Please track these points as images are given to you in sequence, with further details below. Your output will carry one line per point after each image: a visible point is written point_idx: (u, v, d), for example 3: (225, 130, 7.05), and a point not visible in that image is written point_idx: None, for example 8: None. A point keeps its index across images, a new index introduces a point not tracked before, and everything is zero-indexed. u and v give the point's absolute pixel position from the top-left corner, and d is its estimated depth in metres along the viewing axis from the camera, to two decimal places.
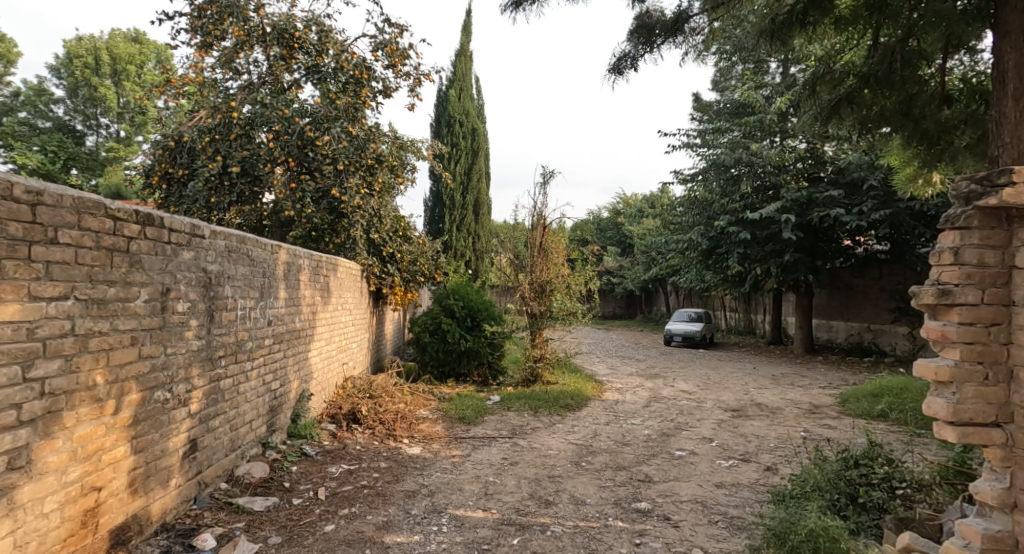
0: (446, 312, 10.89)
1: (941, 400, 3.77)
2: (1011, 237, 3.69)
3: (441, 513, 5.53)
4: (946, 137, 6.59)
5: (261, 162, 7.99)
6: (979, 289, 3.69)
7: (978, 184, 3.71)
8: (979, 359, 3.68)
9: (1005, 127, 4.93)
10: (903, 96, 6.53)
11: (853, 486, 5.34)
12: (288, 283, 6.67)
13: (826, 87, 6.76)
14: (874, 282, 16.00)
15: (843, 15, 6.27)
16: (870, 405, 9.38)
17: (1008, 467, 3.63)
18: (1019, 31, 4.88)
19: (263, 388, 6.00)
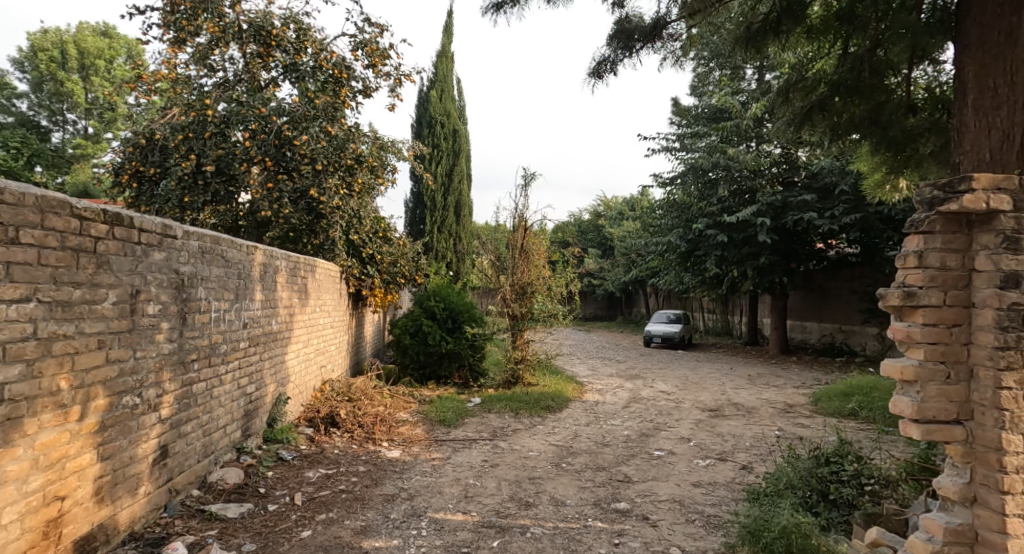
0: (427, 313, 10.79)
1: (905, 398, 3.80)
2: (971, 241, 3.72)
3: (420, 517, 5.46)
4: (912, 144, 6.54)
5: (237, 162, 7.83)
6: (942, 291, 3.72)
7: (940, 190, 3.74)
8: (942, 358, 3.71)
9: (966, 135, 4.61)
10: (872, 103, 6.59)
11: (823, 482, 5.39)
12: (265, 284, 6.53)
13: (799, 94, 6.85)
14: (845, 284, 16.17)
15: (815, 25, 6.34)
16: (842, 404, 9.46)
17: (968, 463, 3.68)
18: (978, 44, 4.54)
19: (238, 392, 5.86)
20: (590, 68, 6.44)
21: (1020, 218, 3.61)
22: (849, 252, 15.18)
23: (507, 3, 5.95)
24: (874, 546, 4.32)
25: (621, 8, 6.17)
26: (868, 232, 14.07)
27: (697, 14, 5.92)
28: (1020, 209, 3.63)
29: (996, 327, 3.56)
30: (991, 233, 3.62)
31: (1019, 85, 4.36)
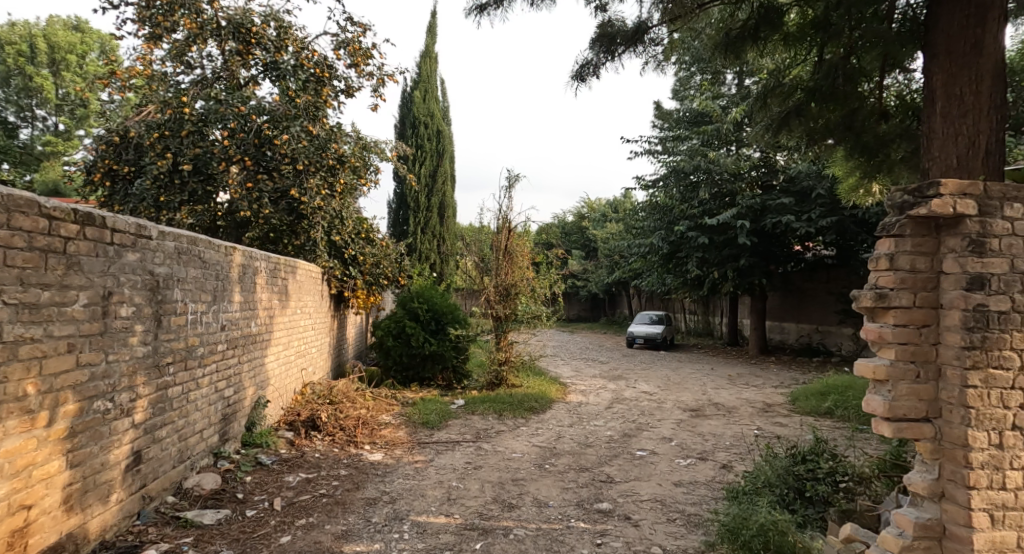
0: (410, 315, 10.69)
1: (877, 397, 3.87)
2: (940, 244, 3.79)
3: (402, 520, 5.38)
4: (884, 150, 6.59)
5: (215, 161, 7.68)
6: (911, 292, 3.80)
7: (909, 195, 3.82)
8: (912, 358, 3.79)
9: (934, 142, 4.73)
10: (846, 109, 6.64)
11: (800, 480, 5.40)
12: (243, 286, 6.42)
13: (776, 99, 6.91)
14: (822, 285, 16.31)
15: (790, 33, 6.42)
16: (819, 403, 9.52)
17: (937, 459, 3.75)
18: (946, 54, 4.65)
19: (215, 396, 5.75)
20: (573, 71, 6.42)
21: (986, 222, 3.66)
22: (826, 255, 15.35)
23: (491, 4, 5.90)
24: (848, 541, 4.35)
25: (604, 12, 6.15)
26: (842, 236, 14.20)
27: (677, 20, 5.99)
28: (987, 214, 3.67)
29: (963, 327, 3.63)
30: (958, 237, 3.69)
31: (984, 94, 4.53)
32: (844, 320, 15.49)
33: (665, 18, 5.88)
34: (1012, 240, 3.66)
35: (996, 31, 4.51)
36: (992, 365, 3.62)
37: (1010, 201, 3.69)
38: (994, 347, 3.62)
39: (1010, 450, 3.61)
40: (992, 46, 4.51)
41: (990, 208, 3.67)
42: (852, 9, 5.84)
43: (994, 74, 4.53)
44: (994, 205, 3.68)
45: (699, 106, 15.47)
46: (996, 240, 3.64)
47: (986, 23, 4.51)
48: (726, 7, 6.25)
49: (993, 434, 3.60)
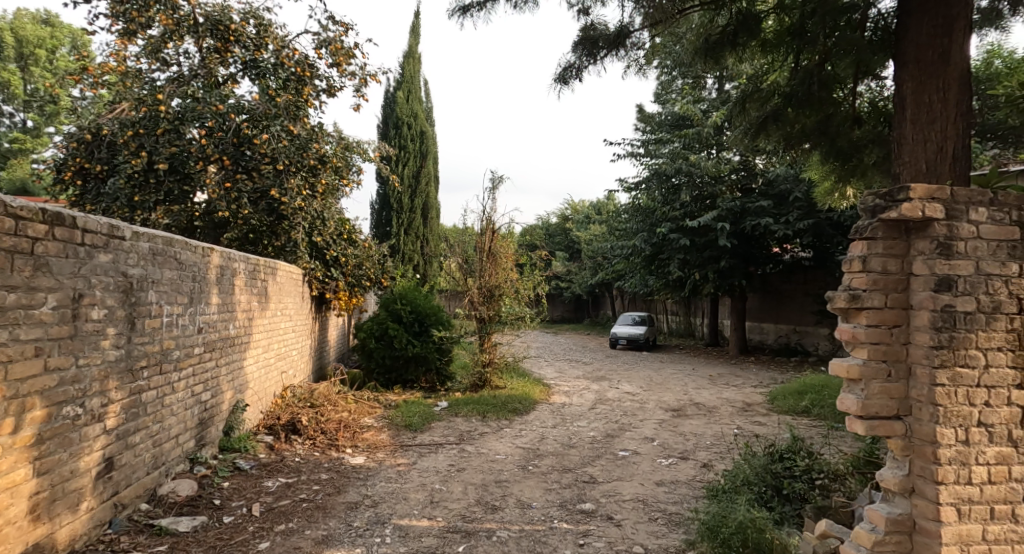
0: (393, 317, 10.58)
1: (850, 396, 3.89)
2: (909, 247, 3.85)
3: (384, 524, 5.31)
4: (857, 154, 6.73)
5: (192, 160, 7.51)
6: (883, 293, 3.84)
7: (880, 199, 3.88)
8: (884, 358, 3.83)
9: (905, 147, 4.98)
10: (821, 115, 6.69)
11: (777, 477, 5.44)
12: (221, 288, 6.30)
13: (754, 104, 6.96)
14: (799, 287, 16.44)
15: (768, 39, 6.46)
16: (795, 402, 9.56)
17: (907, 456, 3.80)
18: (915, 62, 4.92)
19: (192, 400, 5.63)
20: (555, 74, 6.40)
21: (953, 225, 3.73)
22: (803, 257, 15.50)
23: (474, 5, 5.85)
24: (823, 537, 4.42)
25: (587, 16, 6.13)
26: (819, 238, 14.35)
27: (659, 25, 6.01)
28: (954, 218, 3.74)
29: (932, 328, 3.68)
30: (927, 240, 3.75)
31: (951, 101, 4.80)
32: (821, 320, 15.63)
33: (646, 23, 5.88)
34: (978, 244, 3.74)
35: (962, 40, 4.79)
36: (959, 363, 3.68)
37: (975, 205, 3.77)
38: (961, 346, 3.68)
39: (976, 446, 3.67)
40: (957, 56, 4.78)
41: (956, 212, 3.75)
42: (828, 17, 5.79)
43: (960, 82, 4.81)
44: (960, 209, 3.75)
45: (680, 110, 15.55)
46: (962, 243, 3.72)
47: (953, 33, 4.77)
48: (706, 12, 6.24)
49: (960, 431, 3.66)
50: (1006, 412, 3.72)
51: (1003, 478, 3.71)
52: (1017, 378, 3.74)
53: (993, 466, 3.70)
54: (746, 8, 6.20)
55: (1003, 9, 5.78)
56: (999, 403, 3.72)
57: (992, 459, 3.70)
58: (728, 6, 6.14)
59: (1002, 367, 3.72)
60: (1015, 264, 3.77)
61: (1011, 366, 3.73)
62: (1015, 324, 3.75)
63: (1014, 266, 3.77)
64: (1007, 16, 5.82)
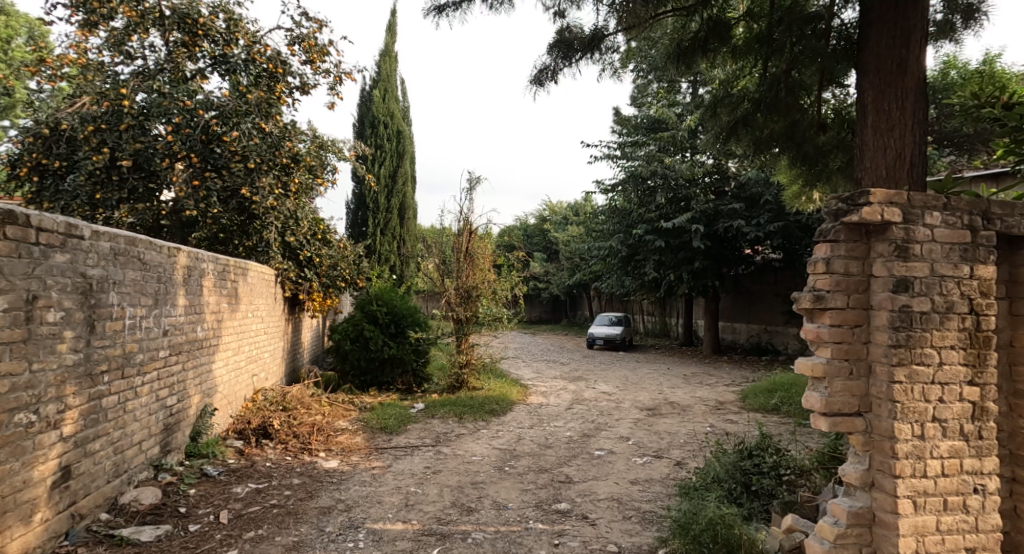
0: (369, 318, 10.42)
1: (814, 394, 3.89)
2: (869, 249, 3.85)
3: (358, 528, 5.19)
4: (823, 159, 6.80)
5: (158, 157, 7.37)
6: (845, 293, 3.84)
7: (842, 202, 3.85)
8: (845, 357, 3.83)
9: (866, 153, 5.02)
10: (788, 121, 6.70)
11: (746, 473, 5.39)
12: (189, 288, 6.11)
13: (725, 109, 6.95)
14: (770, 287, 16.59)
15: (737, 46, 6.49)
16: (766, 399, 9.62)
17: (866, 451, 3.81)
18: (876, 71, 4.93)
19: (156, 405, 5.46)
20: (530, 76, 6.33)
21: (910, 229, 3.74)
22: (773, 258, 15.65)
23: (450, 5, 5.76)
24: (789, 532, 4.52)
25: (562, 19, 6.09)
26: (788, 240, 14.54)
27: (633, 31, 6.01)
28: (911, 222, 3.75)
29: (890, 327, 3.69)
30: (886, 242, 3.75)
31: (909, 110, 4.84)
32: (790, 320, 15.79)
33: (621, 26, 5.82)
34: (933, 247, 3.75)
35: (920, 51, 4.80)
36: (915, 361, 3.70)
37: (930, 209, 3.78)
38: (918, 344, 3.69)
39: (931, 440, 3.68)
40: (915, 66, 4.81)
41: (913, 216, 3.76)
42: (794, 26, 5.98)
43: (917, 92, 4.84)
44: (916, 213, 3.76)
45: (656, 113, 15.63)
46: (919, 247, 3.74)
47: (910, 44, 4.79)
48: (678, 19, 6.28)
49: (916, 426, 3.67)
50: (959, 408, 3.73)
51: (956, 470, 3.72)
52: (969, 375, 3.75)
53: (947, 460, 3.70)
54: (716, 14, 6.20)
55: (956, 22, 5.88)
56: (952, 398, 3.72)
57: (946, 453, 3.70)
58: (700, 13, 6.06)
59: (955, 364, 3.74)
60: (967, 266, 3.79)
61: (963, 363, 3.75)
62: (967, 323, 3.76)
63: (966, 268, 3.79)
64: (960, 29, 5.92)
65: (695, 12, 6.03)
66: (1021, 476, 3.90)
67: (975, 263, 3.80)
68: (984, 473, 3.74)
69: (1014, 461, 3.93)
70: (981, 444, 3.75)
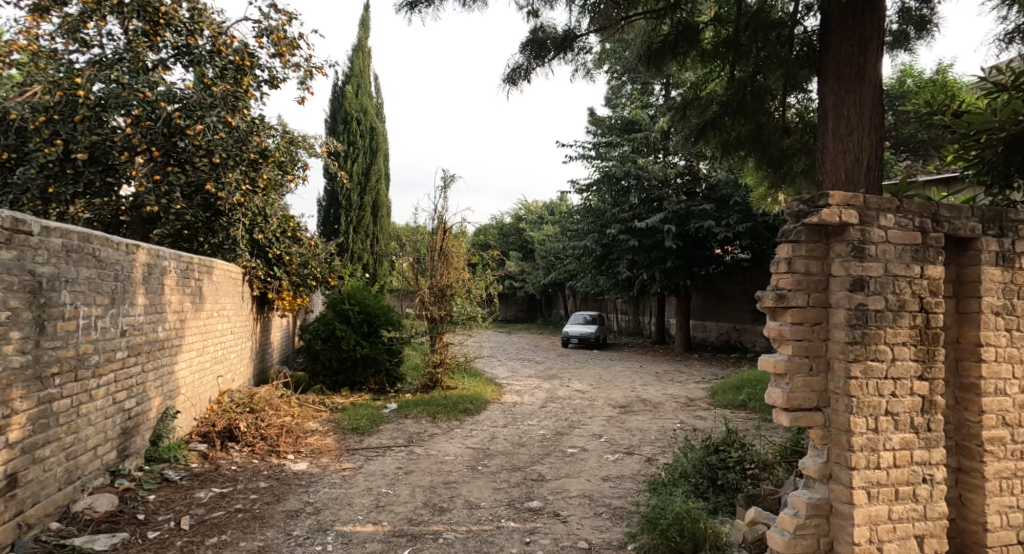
0: (340, 317, 10.23)
1: (776, 390, 3.84)
2: (829, 250, 3.83)
3: (326, 531, 5.05)
4: (787, 162, 6.82)
5: (116, 149, 7.09)
6: (806, 293, 3.82)
7: (802, 204, 3.83)
8: (806, 353, 3.80)
9: (827, 155, 5.02)
10: (754, 124, 6.71)
11: (712, 468, 5.39)
12: (149, 288, 5.90)
13: (694, 112, 6.92)
14: (739, 286, 16.72)
15: (706, 50, 6.47)
16: (735, 396, 9.65)
17: (825, 444, 3.79)
18: (836, 77, 4.95)
19: (113, 408, 5.25)
20: (503, 75, 6.23)
21: (866, 230, 3.73)
22: (742, 258, 15.78)
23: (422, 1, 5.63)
24: (752, 524, 4.50)
25: (536, 18, 6.01)
26: (757, 240, 14.69)
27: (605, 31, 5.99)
28: (867, 223, 3.75)
29: (847, 325, 3.68)
30: (843, 244, 3.74)
31: (866, 116, 4.85)
32: (758, 318, 15.96)
33: (595, 26, 5.79)
34: (887, 248, 3.75)
35: (876, 59, 4.83)
36: (870, 357, 3.69)
37: (885, 212, 3.77)
38: (873, 341, 3.69)
39: (884, 433, 3.68)
40: (872, 74, 4.84)
41: (869, 218, 3.75)
42: (760, 31, 5.98)
43: (874, 99, 4.85)
44: (872, 215, 3.76)
45: (629, 114, 15.68)
46: (874, 247, 3.73)
47: (868, 53, 4.82)
48: (648, 22, 6.20)
49: (870, 420, 3.67)
50: (910, 401, 3.74)
51: (907, 461, 3.72)
52: (920, 370, 3.76)
53: (898, 451, 3.70)
54: (686, 18, 6.19)
55: (910, 33, 5.94)
56: (903, 393, 3.73)
57: (897, 445, 3.70)
58: (669, 16, 6.06)
59: (906, 360, 3.74)
60: (918, 266, 3.79)
61: (914, 359, 3.75)
62: (917, 320, 3.77)
63: (917, 268, 3.79)
64: (913, 39, 5.97)
65: (666, 15, 6.04)
66: (967, 466, 3.93)
67: (926, 263, 3.81)
68: (933, 463, 3.75)
69: (961, 451, 3.96)
70: (930, 436, 3.76)
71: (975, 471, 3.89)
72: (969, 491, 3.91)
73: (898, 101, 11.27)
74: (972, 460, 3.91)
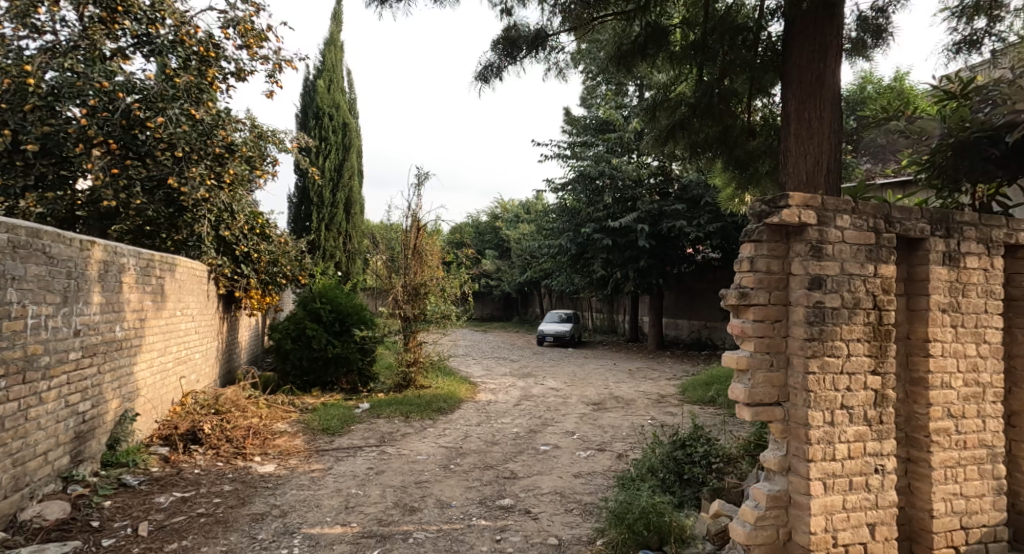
0: (311, 316, 10.01)
1: (738, 385, 3.81)
2: (789, 249, 3.81)
3: (293, 534, 4.92)
4: (753, 163, 6.80)
5: (70, 142, 6.77)
6: (767, 291, 3.79)
7: (763, 204, 3.79)
8: (768, 350, 3.78)
9: (790, 157, 5.01)
10: (721, 126, 6.73)
11: (679, 463, 5.38)
12: (105, 286, 5.69)
13: (664, 113, 6.89)
14: (710, 285, 16.86)
15: (674, 52, 6.43)
16: (704, 392, 9.69)
17: (784, 438, 3.77)
18: (799, 80, 4.95)
19: (66, 412, 5.05)
20: (476, 72, 6.15)
21: (824, 231, 3.72)
22: (713, 257, 15.91)
23: None
24: (716, 517, 4.48)
25: (509, 16, 5.96)
26: (726, 240, 14.85)
27: (577, 29, 5.98)
28: (825, 223, 3.73)
29: (805, 322, 3.67)
30: (802, 243, 3.73)
31: (826, 120, 4.87)
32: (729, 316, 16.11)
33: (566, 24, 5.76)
34: (843, 247, 3.75)
35: (836, 66, 4.86)
36: (828, 352, 3.69)
37: (841, 212, 3.77)
38: (830, 337, 3.69)
39: (840, 426, 3.68)
40: (832, 80, 4.86)
41: (827, 218, 3.74)
42: (726, 35, 6.04)
43: (834, 104, 4.88)
44: (829, 215, 3.74)
45: (603, 115, 15.71)
46: (831, 247, 3.73)
47: (827, 59, 4.84)
48: (619, 22, 6.17)
49: (827, 413, 3.67)
50: (863, 396, 3.74)
51: (861, 452, 3.73)
52: (873, 364, 3.77)
53: (853, 443, 3.71)
54: (655, 19, 6.16)
55: (868, 41, 5.98)
56: (858, 387, 3.73)
57: (852, 437, 3.71)
58: (639, 18, 6.03)
59: (860, 356, 3.74)
60: (871, 266, 3.80)
61: (867, 354, 3.76)
62: (871, 317, 3.78)
63: (870, 267, 3.79)
64: (871, 46, 6.02)
65: (636, 17, 6.01)
66: (916, 456, 3.95)
67: (879, 263, 3.82)
68: (884, 454, 3.77)
69: (910, 442, 3.97)
70: (882, 428, 3.77)
71: (924, 461, 3.91)
72: (917, 480, 3.94)
73: (861, 104, 11.51)
74: (920, 451, 3.93)
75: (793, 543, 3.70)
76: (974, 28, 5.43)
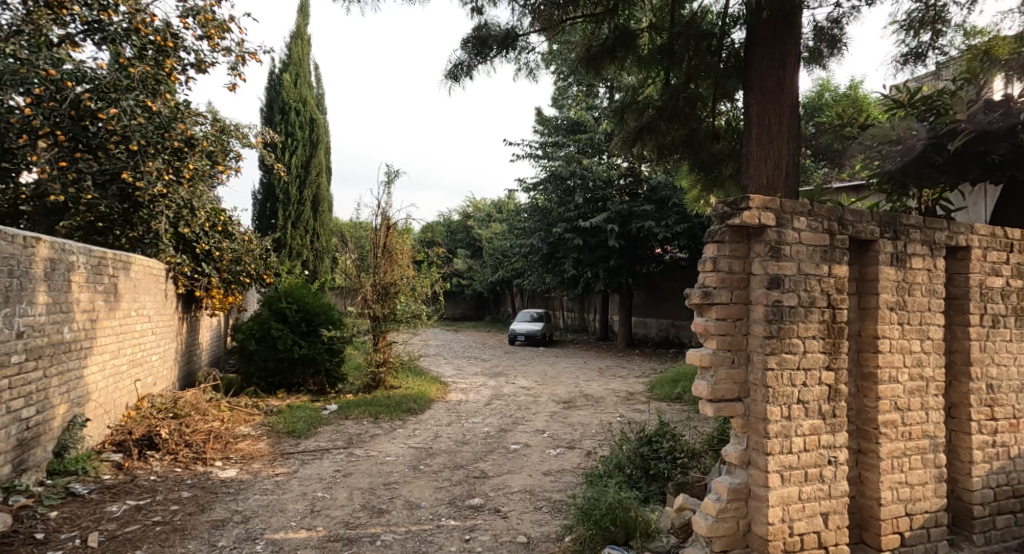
0: (277, 316, 9.74)
1: (700, 382, 3.75)
2: (749, 249, 3.76)
3: (255, 540, 4.72)
4: (717, 167, 6.79)
5: (13, 134, 6.47)
6: (729, 290, 3.73)
7: (726, 205, 3.72)
8: (729, 348, 3.72)
9: (751, 162, 4.99)
10: (687, 129, 6.69)
11: (645, 459, 5.32)
12: (52, 285, 5.42)
13: (631, 115, 6.78)
14: (679, 284, 16.94)
15: (642, 55, 6.35)
16: (672, 389, 9.70)
17: (744, 432, 3.72)
18: (760, 87, 4.91)
19: (7, 418, 4.79)
20: (447, 70, 6.00)
21: (783, 232, 3.68)
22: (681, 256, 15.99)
23: None
24: (679, 511, 4.42)
25: (479, 14, 5.84)
26: (694, 240, 14.93)
27: (547, 30, 5.87)
28: (783, 225, 3.69)
29: (764, 320, 3.62)
30: (762, 244, 3.68)
31: (786, 126, 4.85)
32: None
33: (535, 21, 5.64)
34: (800, 248, 3.71)
35: (795, 74, 4.84)
36: (785, 349, 3.64)
37: (799, 214, 3.73)
38: (787, 335, 3.65)
39: (796, 420, 3.64)
40: (791, 88, 4.83)
41: (784, 220, 3.69)
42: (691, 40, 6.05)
43: (793, 110, 4.85)
44: (787, 217, 3.70)
45: (574, 115, 15.67)
46: (789, 248, 3.68)
47: (787, 67, 4.81)
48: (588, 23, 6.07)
49: (785, 408, 3.63)
50: (818, 391, 3.71)
51: (815, 445, 3.69)
52: (827, 361, 3.73)
53: (807, 437, 3.67)
54: (623, 22, 6.06)
55: (824, 50, 6.01)
56: (813, 383, 3.70)
57: (807, 430, 3.67)
58: (607, 21, 5.96)
59: (815, 352, 3.71)
60: (826, 266, 3.77)
61: (822, 351, 3.73)
62: (825, 315, 3.75)
63: (825, 267, 3.76)
64: (827, 55, 6.04)
65: (603, 18, 5.92)
66: (866, 448, 3.93)
67: (833, 263, 3.79)
68: (837, 446, 3.74)
69: (861, 434, 3.95)
70: (835, 421, 3.74)
71: (873, 452, 3.89)
72: (867, 470, 3.92)
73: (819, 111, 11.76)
74: (870, 443, 3.91)
75: (753, 535, 3.65)
76: (920, 41, 5.50)
